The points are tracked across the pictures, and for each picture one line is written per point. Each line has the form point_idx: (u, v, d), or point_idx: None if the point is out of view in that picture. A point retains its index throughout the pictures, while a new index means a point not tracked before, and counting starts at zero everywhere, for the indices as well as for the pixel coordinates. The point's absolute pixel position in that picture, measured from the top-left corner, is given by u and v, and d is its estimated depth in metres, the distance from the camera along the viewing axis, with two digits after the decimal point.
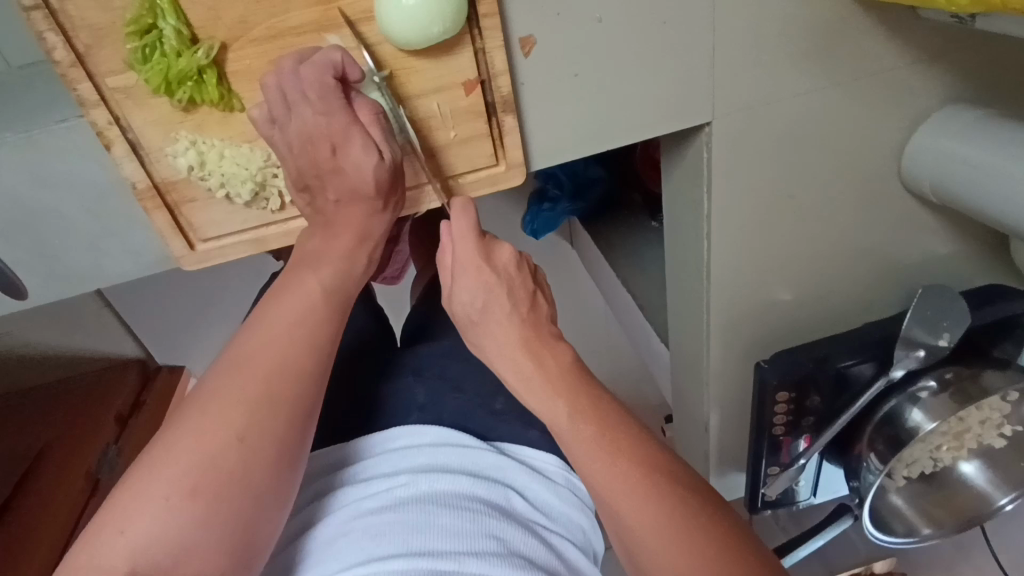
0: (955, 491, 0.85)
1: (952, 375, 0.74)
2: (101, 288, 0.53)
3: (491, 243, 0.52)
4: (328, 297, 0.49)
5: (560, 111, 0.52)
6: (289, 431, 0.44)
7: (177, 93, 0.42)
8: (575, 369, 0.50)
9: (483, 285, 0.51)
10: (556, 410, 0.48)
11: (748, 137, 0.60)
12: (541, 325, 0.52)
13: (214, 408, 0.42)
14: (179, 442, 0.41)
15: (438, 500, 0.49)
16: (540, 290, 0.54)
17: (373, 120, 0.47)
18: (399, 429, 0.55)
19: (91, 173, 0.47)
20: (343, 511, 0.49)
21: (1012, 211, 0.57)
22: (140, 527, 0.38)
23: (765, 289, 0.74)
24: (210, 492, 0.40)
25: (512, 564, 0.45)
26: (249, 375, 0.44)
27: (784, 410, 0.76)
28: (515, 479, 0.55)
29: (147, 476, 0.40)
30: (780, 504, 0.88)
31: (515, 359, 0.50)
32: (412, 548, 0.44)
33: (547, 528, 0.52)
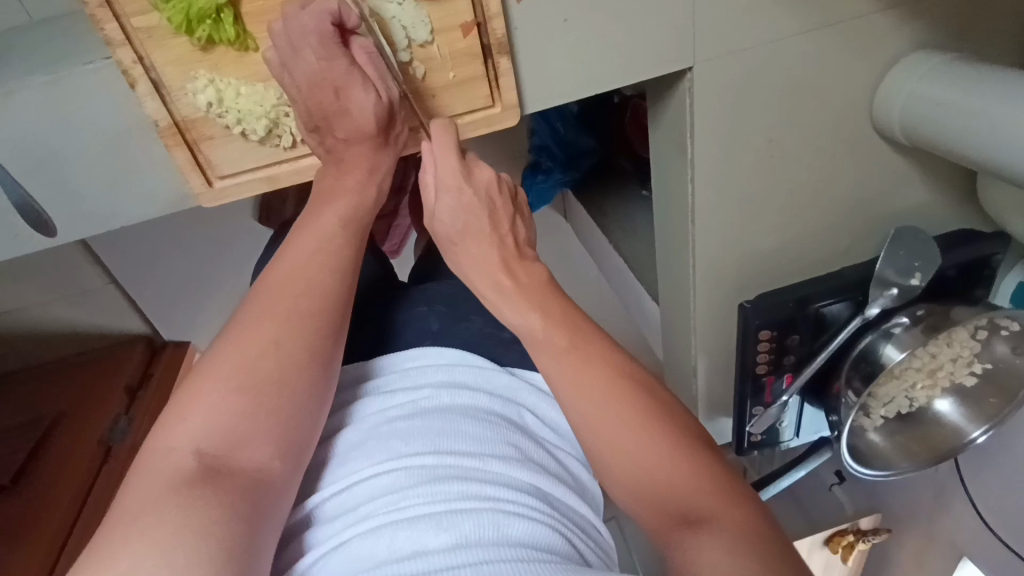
0: (931, 428, 0.90)
1: (924, 312, 0.78)
2: (123, 226, 0.56)
3: (472, 163, 0.56)
4: (348, 229, 0.53)
5: (552, 54, 0.56)
6: (328, 346, 0.49)
7: (197, 32, 0.45)
8: (548, 284, 0.54)
9: (465, 202, 0.55)
10: (533, 323, 0.51)
11: (727, 85, 0.64)
12: (519, 245, 0.56)
13: (256, 318, 0.47)
14: (232, 348, 0.45)
15: (460, 411, 0.53)
16: (518, 213, 0.58)
17: (368, 61, 0.51)
18: (416, 349, 0.59)
19: (114, 111, 0.50)
20: (371, 417, 0.53)
21: (975, 145, 0.61)
22: (201, 417, 0.42)
23: (748, 236, 0.78)
24: (260, 391, 0.44)
25: (527, 469, 0.50)
26: (286, 290, 0.48)
27: (767, 348, 0.81)
28: (526, 399, 0.59)
29: (205, 378, 0.44)
30: (765, 445, 0.94)
31: (493, 271, 0.54)
32: (441, 449, 0.48)
33: (556, 444, 0.57)
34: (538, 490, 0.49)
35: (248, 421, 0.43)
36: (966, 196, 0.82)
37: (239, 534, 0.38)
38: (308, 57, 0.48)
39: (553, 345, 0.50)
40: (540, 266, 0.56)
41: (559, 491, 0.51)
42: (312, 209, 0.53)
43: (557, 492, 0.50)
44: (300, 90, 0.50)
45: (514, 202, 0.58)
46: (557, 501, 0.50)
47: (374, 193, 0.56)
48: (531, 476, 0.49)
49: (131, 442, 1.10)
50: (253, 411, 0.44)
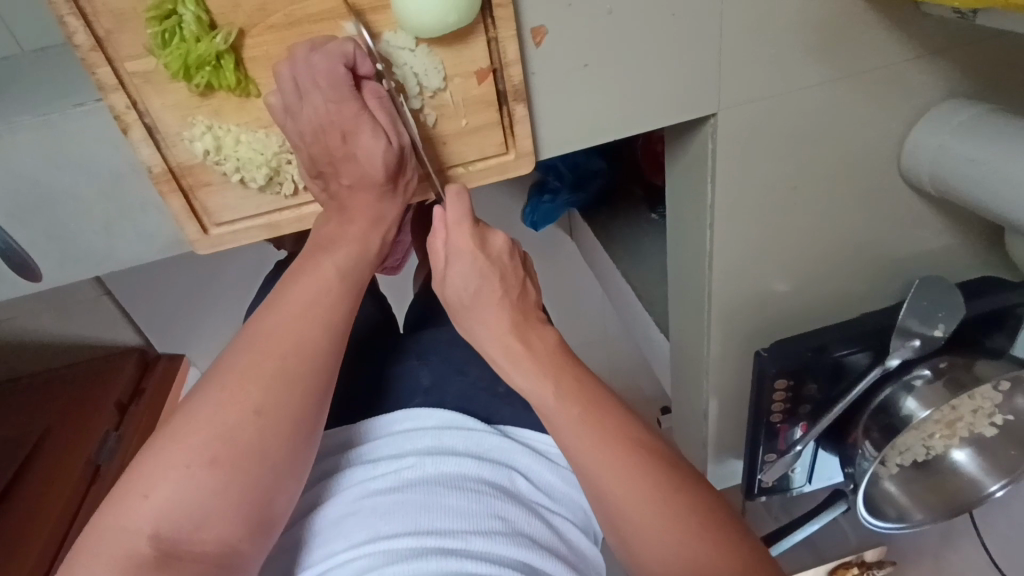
0: (947, 478, 0.87)
1: (946, 364, 0.75)
2: (115, 270, 0.53)
3: (485, 229, 0.53)
4: (345, 279, 0.50)
5: (570, 101, 0.53)
6: (307, 403, 0.46)
7: (196, 78, 0.43)
8: (561, 350, 0.51)
9: (478, 267, 0.51)
10: (544, 392, 0.48)
11: (749, 131, 0.61)
12: (530, 310, 0.53)
13: (230, 380, 0.44)
14: (196, 410, 0.43)
15: (444, 481, 0.51)
16: (528, 277, 0.55)
17: (379, 105, 0.48)
18: (404, 410, 0.58)
19: (106, 155, 0.47)
20: (352, 489, 0.52)
21: (1006, 203, 0.58)
22: (162, 492, 0.40)
23: (765, 280, 0.76)
24: (229, 461, 0.41)
25: (515, 543, 0.47)
26: (264, 349, 0.45)
27: (782, 397, 0.78)
28: (520, 460, 0.57)
29: (167, 446, 0.41)
30: (775, 491, 0.90)
31: (504, 339, 0.51)
32: (420, 527, 0.47)
33: (550, 509, 0.55)
34: (526, 565, 0.47)
35: (218, 499, 0.41)
36: (991, 244, 0.79)
37: None
38: (315, 101, 0.45)
39: (568, 417, 0.47)
40: (551, 329, 0.52)
41: (551, 565, 0.48)
42: (307, 256, 0.50)
43: (549, 566, 0.48)
44: (305, 136, 0.47)
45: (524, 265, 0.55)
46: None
47: (377, 240, 0.53)
48: (520, 551, 0.47)
49: (119, 461, 1.08)
50: (223, 486, 0.41)
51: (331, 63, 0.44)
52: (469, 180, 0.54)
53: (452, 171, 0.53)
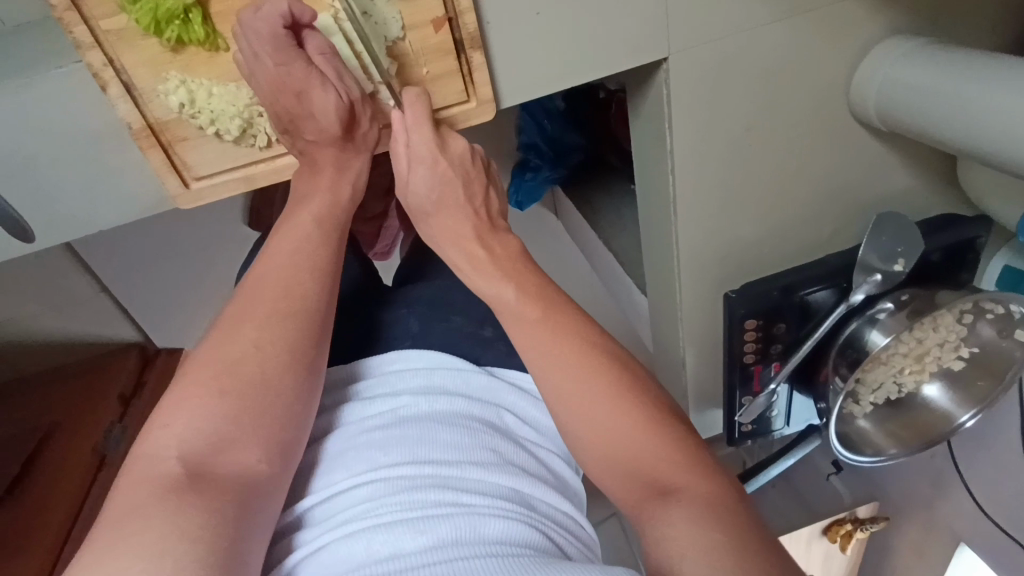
0: (919, 414, 0.90)
1: (908, 297, 0.78)
2: (102, 229, 0.56)
3: (447, 135, 0.56)
4: (324, 226, 0.53)
5: (525, 47, 0.56)
6: (317, 346, 0.49)
7: (166, 32, 0.45)
8: (520, 254, 0.56)
9: (439, 173, 0.55)
10: (504, 292, 0.53)
11: (702, 74, 0.64)
12: (491, 217, 0.57)
13: (229, 323, 0.47)
14: (217, 347, 0.46)
15: (439, 417, 0.54)
16: (492, 183, 0.59)
17: (323, 57, 0.51)
18: (397, 351, 0.60)
19: (85, 117, 0.50)
20: (350, 426, 0.54)
21: (950, 127, 0.61)
22: (183, 421, 0.42)
23: (732, 226, 0.79)
24: (245, 393, 0.44)
25: (505, 472, 0.51)
26: (261, 294, 0.49)
27: (753, 337, 0.81)
28: (505, 398, 0.60)
29: (191, 379, 0.44)
30: (756, 434, 0.94)
31: (467, 244, 0.55)
32: (419, 458, 0.50)
33: (537, 442, 0.59)
34: (517, 492, 0.50)
35: (235, 426, 0.43)
36: (949, 180, 0.82)
37: (226, 541, 0.38)
38: (264, 59, 0.48)
39: (529, 318, 0.51)
40: (512, 236, 0.57)
41: (538, 490, 0.52)
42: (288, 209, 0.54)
43: (536, 492, 0.52)
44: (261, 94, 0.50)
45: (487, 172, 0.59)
46: (536, 501, 0.51)
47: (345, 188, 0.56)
48: (510, 480, 0.51)
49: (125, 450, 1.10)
50: (235, 415, 0.44)
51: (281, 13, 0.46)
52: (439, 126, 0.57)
53: None
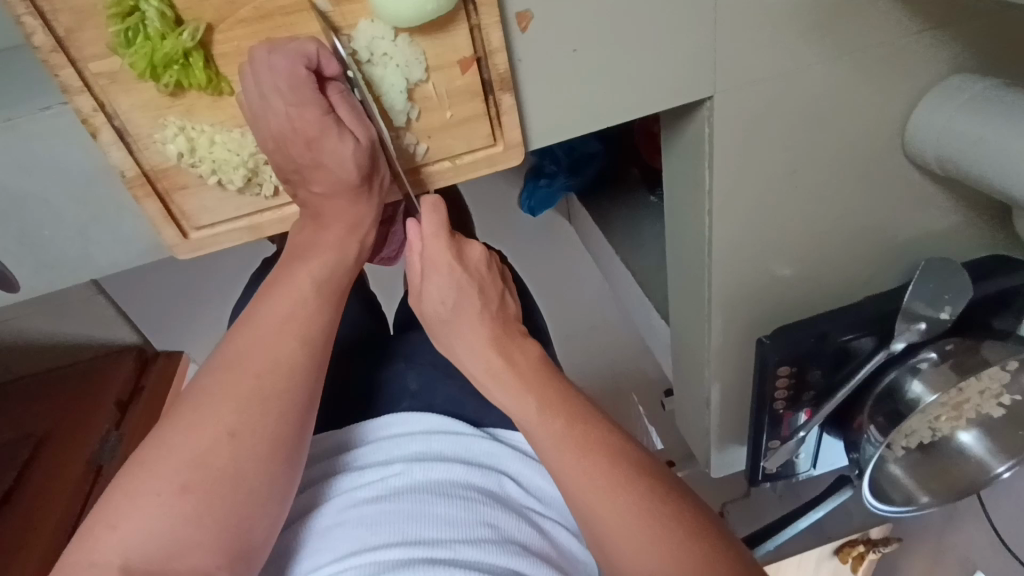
0: (952, 462, 0.86)
1: (953, 346, 0.73)
2: (93, 277, 0.52)
3: (462, 242, 0.52)
4: (320, 289, 0.49)
5: (558, 90, 0.51)
6: (296, 429, 0.46)
7: (164, 77, 0.41)
8: (544, 365, 0.51)
9: (455, 284, 0.51)
10: (525, 406, 0.48)
11: (746, 114, 0.59)
12: (510, 322, 0.53)
13: (204, 403, 0.44)
14: (185, 433, 0.42)
15: (432, 489, 0.51)
16: (507, 289, 0.55)
17: (340, 100, 0.46)
18: (390, 415, 0.58)
19: (76, 161, 0.46)
20: (338, 500, 0.51)
21: (1013, 181, 0.56)
22: (138, 522, 0.39)
23: (766, 268, 0.74)
24: (211, 487, 0.41)
25: (505, 552, 0.48)
26: (241, 369, 0.45)
27: (786, 383, 0.76)
28: (508, 465, 0.57)
29: (151, 469, 0.41)
30: (780, 477, 0.90)
31: (485, 354, 0.50)
32: (409, 538, 0.47)
33: (541, 514, 0.55)
34: None
35: (193, 526, 0.40)
36: (999, 222, 0.77)
37: None
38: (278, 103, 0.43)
39: (552, 431, 0.47)
40: (533, 344, 0.52)
41: (541, 574, 0.48)
42: (281, 267, 0.50)
43: (538, 574, 0.48)
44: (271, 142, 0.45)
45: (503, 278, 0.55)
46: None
47: (352, 246, 0.52)
48: (508, 560, 0.47)
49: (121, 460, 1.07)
50: (195, 514, 0.40)
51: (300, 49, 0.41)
52: (459, 173, 0.52)
53: (437, 165, 0.51)
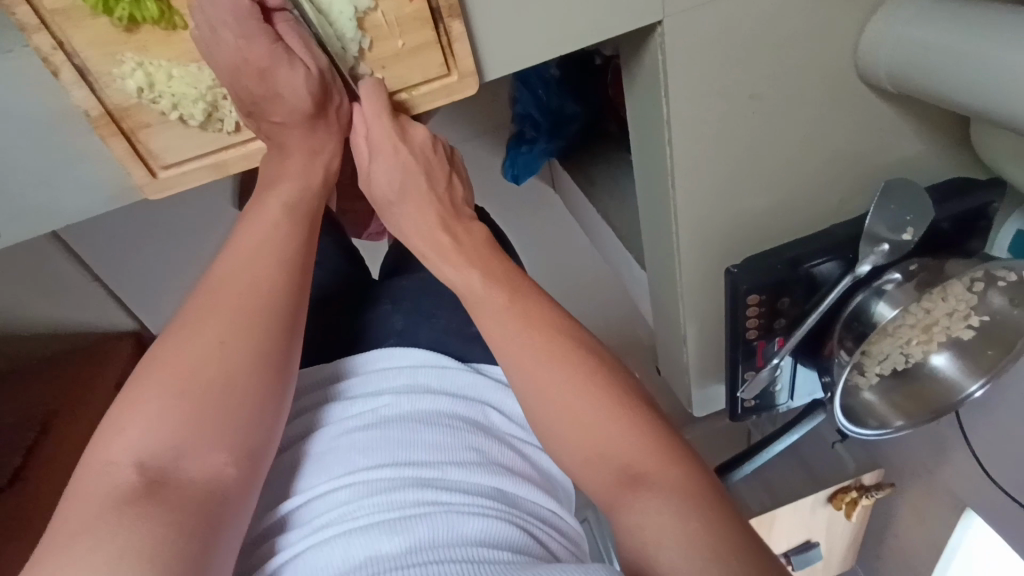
0: (925, 385, 0.89)
1: (917, 267, 0.75)
2: (68, 225, 0.53)
3: (406, 122, 0.54)
4: (296, 210, 0.52)
5: (508, 17, 0.52)
6: (285, 352, 0.48)
7: (116, 11, 0.42)
8: (487, 242, 0.56)
9: (400, 163, 0.54)
10: (470, 279, 0.53)
11: (699, 38, 0.60)
12: (456, 206, 0.58)
13: (195, 320, 0.46)
14: (180, 350, 0.44)
15: (421, 417, 0.53)
16: (453, 171, 0.59)
17: (286, 29, 0.49)
18: (378, 350, 0.59)
19: (40, 105, 0.47)
20: (331, 428, 0.53)
21: (963, 86, 0.57)
22: (142, 425, 0.41)
23: (733, 201, 0.76)
24: (210, 397, 0.43)
25: (488, 471, 0.51)
26: (228, 290, 0.47)
27: (757, 313, 0.79)
28: (492, 397, 0.59)
29: (151, 379, 0.43)
30: (760, 409, 0.93)
31: (432, 232, 0.55)
32: (398, 459, 0.49)
33: (523, 440, 0.58)
34: (499, 491, 0.50)
35: (196, 429, 0.42)
36: (963, 144, 0.78)
37: (186, 541, 0.37)
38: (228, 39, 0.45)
39: (495, 303, 0.52)
40: (479, 225, 0.57)
41: (522, 489, 0.51)
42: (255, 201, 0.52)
43: (519, 490, 0.51)
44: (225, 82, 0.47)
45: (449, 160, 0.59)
46: (520, 500, 0.50)
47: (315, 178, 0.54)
48: (492, 479, 0.50)
49: None
50: (198, 418, 0.43)
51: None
52: (416, 104, 0.54)
53: (395, 96, 0.54)
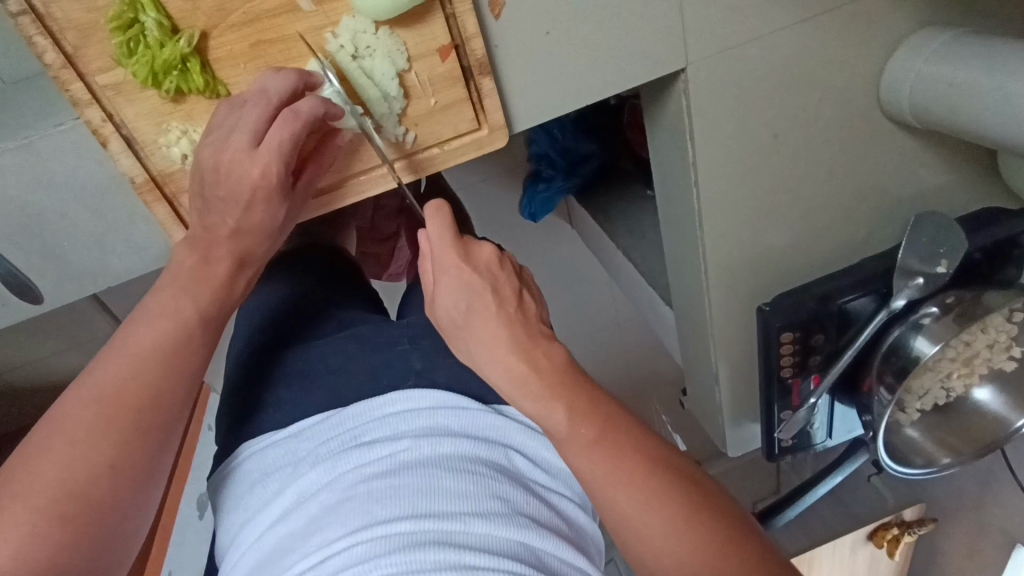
0: (970, 419, 0.86)
1: (954, 299, 0.73)
2: (111, 285, 0.55)
3: (470, 243, 0.55)
4: (206, 322, 0.53)
5: (533, 73, 0.54)
6: (159, 456, 0.48)
7: (165, 83, 0.44)
8: (567, 368, 0.52)
9: (466, 282, 0.54)
10: (552, 413, 0.50)
11: (720, 83, 0.61)
12: (532, 324, 0.54)
13: (80, 434, 0.45)
14: (41, 469, 0.43)
15: (442, 463, 0.52)
16: (526, 288, 0.56)
17: (281, 119, 0.46)
18: (395, 392, 0.58)
19: (90, 171, 0.48)
20: (347, 475, 0.52)
21: (990, 122, 0.57)
22: (11, 550, 0.40)
23: (759, 237, 0.75)
24: (80, 519, 0.43)
25: (512, 523, 0.50)
26: (111, 404, 0.47)
27: (790, 351, 0.77)
28: (515, 438, 0.59)
29: (11, 506, 0.41)
30: (798, 449, 0.90)
31: (507, 361, 0.52)
32: (419, 511, 0.49)
33: (547, 487, 0.58)
34: (525, 548, 0.49)
35: (67, 549, 0.42)
36: (989, 173, 0.77)
37: None
38: (273, 167, 0.47)
39: (583, 439, 0.49)
40: (559, 347, 0.53)
41: (547, 543, 0.51)
42: (155, 294, 0.52)
43: (546, 545, 0.51)
44: (233, 196, 0.49)
45: (521, 278, 0.56)
46: (545, 556, 0.50)
47: (240, 282, 0.56)
48: (516, 532, 0.50)
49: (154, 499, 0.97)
50: (72, 539, 0.42)
51: (312, 107, 0.46)
52: (447, 158, 0.55)
53: (427, 152, 0.54)
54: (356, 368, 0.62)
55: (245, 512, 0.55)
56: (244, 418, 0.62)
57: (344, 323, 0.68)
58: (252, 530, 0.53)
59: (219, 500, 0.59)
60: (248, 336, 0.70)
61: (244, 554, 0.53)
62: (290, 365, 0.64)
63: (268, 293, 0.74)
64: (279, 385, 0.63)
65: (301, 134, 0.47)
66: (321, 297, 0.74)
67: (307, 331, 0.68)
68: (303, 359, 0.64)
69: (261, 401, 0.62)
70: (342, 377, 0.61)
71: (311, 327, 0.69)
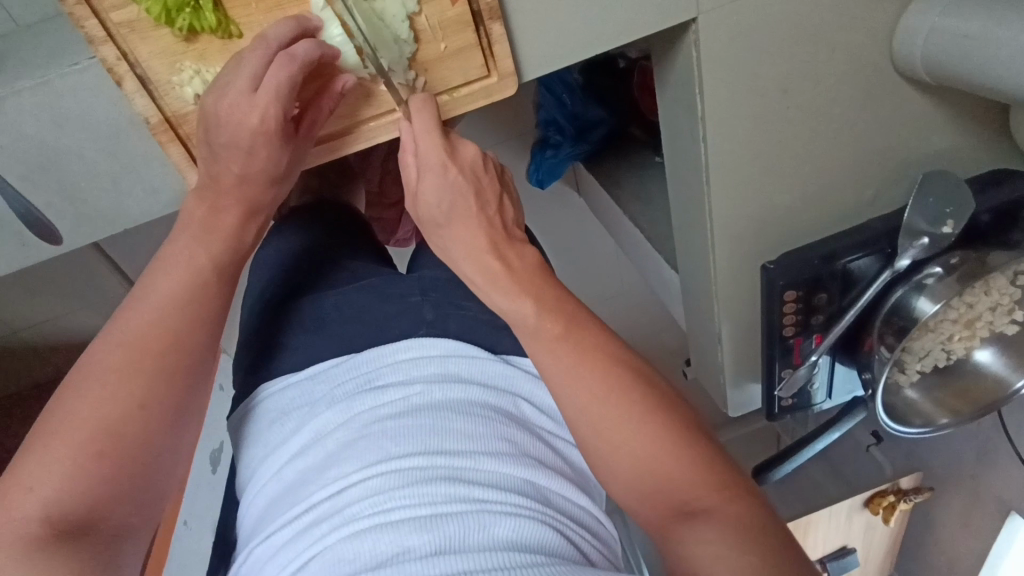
0: (971, 381, 0.86)
1: (958, 260, 0.74)
2: (128, 228, 0.56)
3: (454, 142, 0.54)
4: (221, 268, 0.54)
5: (544, 19, 0.53)
6: (187, 396, 0.50)
7: (178, 21, 0.45)
8: (539, 268, 0.54)
9: (450, 181, 0.53)
10: (524, 308, 0.51)
11: (731, 36, 0.61)
12: (508, 228, 0.56)
13: (110, 377, 0.46)
14: (76, 408, 0.45)
15: (453, 406, 0.54)
16: (505, 193, 0.57)
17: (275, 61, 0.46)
18: (408, 340, 0.59)
19: (107, 111, 0.49)
20: (361, 415, 0.54)
21: (1002, 77, 0.56)
22: (51, 482, 0.42)
23: (767, 197, 0.75)
24: (115, 454, 0.44)
25: (519, 463, 0.52)
26: (135, 347, 0.48)
27: (793, 310, 0.78)
28: (522, 386, 0.61)
29: (51, 442, 0.43)
30: (797, 408, 0.93)
31: (484, 260, 0.53)
32: (431, 448, 0.50)
33: (553, 434, 0.59)
34: (532, 486, 0.51)
35: (106, 482, 0.44)
36: (1001, 136, 0.77)
37: None
38: (271, 111, 0.48)
39: (550, 333, 0.50)
40: (530, 249, 0.55)
41: (554, 484, 0.53)
42: (170, 245, 0.53)
43: (551, 485, 0.53)
44: (234, 142, 0.49)
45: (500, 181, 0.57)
46: (552, 496, 0.52)
47: (251, 230, 0.58)
48: (524, 472, 0.51)
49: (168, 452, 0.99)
50: (109, 473, 0.44)
51: (308, 51, 0.47)
52: (456, 106, 0.55)
53: (436, 99, 0.55)
54: (368, 316, 0.63)
55: (263, 448, 0.57)
56: (258, 362, 0.64)
57: (356, 274, 0.70)
58: (269, 466, 0.56)
59: (238, 437, 0.61)
60: (262, 287, 0.72)
61: (261, 489, 0.55)
62: (304, 312, 0.65)
63: (276, 247, 0.75)
64: (294, 331, 0.64)
65: (297, 79, 0.47)
66: (334, 248, 0.75)
67: (318, 282, 0.70)
68: (314, 306, 0.65)
69: (274, 348, 0.64)
70: (354, 324, 0.63)
71: (323, 276, 0.70)
